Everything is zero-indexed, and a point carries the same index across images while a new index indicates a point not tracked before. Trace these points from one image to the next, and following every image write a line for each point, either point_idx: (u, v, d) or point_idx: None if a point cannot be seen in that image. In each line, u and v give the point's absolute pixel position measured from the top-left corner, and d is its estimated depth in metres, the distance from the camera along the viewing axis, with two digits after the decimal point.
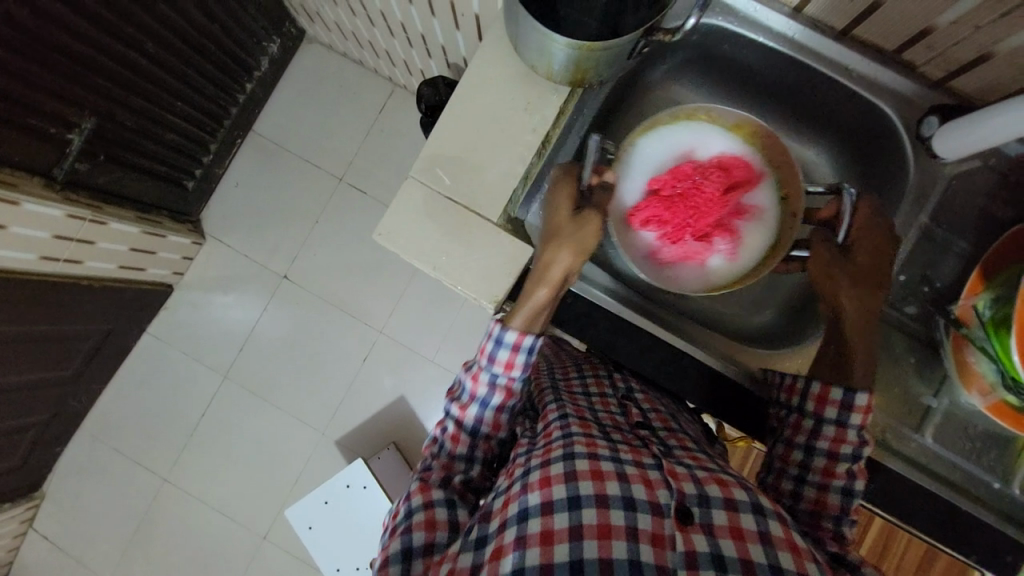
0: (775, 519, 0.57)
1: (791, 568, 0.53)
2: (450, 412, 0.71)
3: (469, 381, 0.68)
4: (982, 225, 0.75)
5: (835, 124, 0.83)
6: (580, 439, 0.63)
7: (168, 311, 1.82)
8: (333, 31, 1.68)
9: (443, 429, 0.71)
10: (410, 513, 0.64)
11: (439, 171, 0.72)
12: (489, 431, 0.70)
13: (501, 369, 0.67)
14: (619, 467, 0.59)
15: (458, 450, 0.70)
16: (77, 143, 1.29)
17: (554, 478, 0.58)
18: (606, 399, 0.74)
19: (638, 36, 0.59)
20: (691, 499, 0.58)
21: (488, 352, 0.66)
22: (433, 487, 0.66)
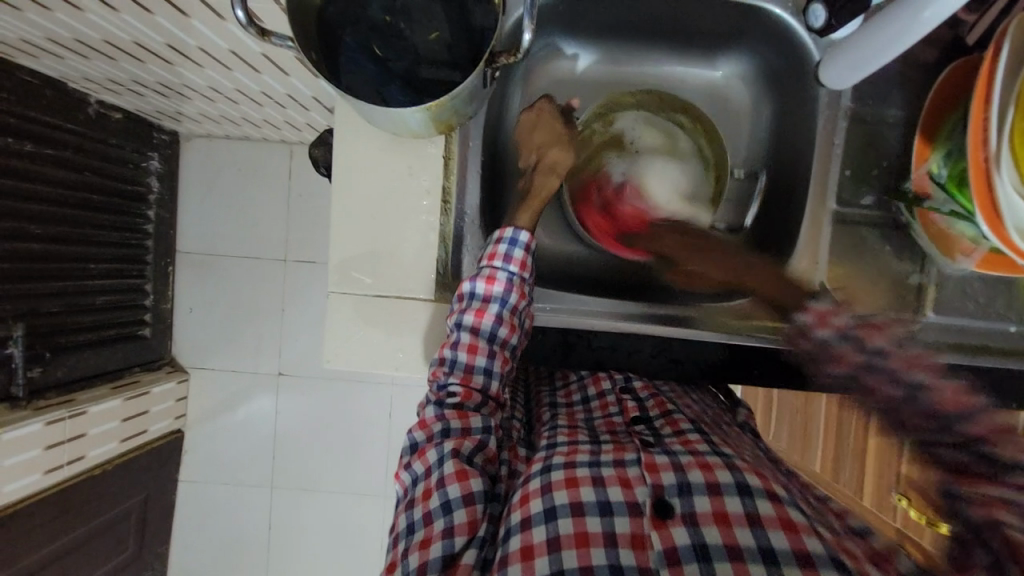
0: (763, 497, 0.55)
1: (786, 548, 0.51)
2: (462, 323, 0.63)
3: (481, 285, 0.63)
4: (907, 83, 0.70)
5: (721, 38, 0.77)
6: (562, 449, 0.62)
7: (191, 452, 1.71)
8: (205, 121, 1.49)
9: (453, 344, 0.64)
10: (448, 510, 0.58)
11: (355, 274, 0.67)
12: (506, 335, 0.64)
13: (516, 267, 0.64)
14: (594, 470, 0.59)
15: (477, 362, 0.63)
16: (19, 354, 1.25)
17: (532, 493, 0.58)
18: (605, 402, 0.73)
19: (479, 72, 0.55)
20: (669, 490, 0.57)
21: (501, 252, 0.64)
22: (469, 474, 0.60)
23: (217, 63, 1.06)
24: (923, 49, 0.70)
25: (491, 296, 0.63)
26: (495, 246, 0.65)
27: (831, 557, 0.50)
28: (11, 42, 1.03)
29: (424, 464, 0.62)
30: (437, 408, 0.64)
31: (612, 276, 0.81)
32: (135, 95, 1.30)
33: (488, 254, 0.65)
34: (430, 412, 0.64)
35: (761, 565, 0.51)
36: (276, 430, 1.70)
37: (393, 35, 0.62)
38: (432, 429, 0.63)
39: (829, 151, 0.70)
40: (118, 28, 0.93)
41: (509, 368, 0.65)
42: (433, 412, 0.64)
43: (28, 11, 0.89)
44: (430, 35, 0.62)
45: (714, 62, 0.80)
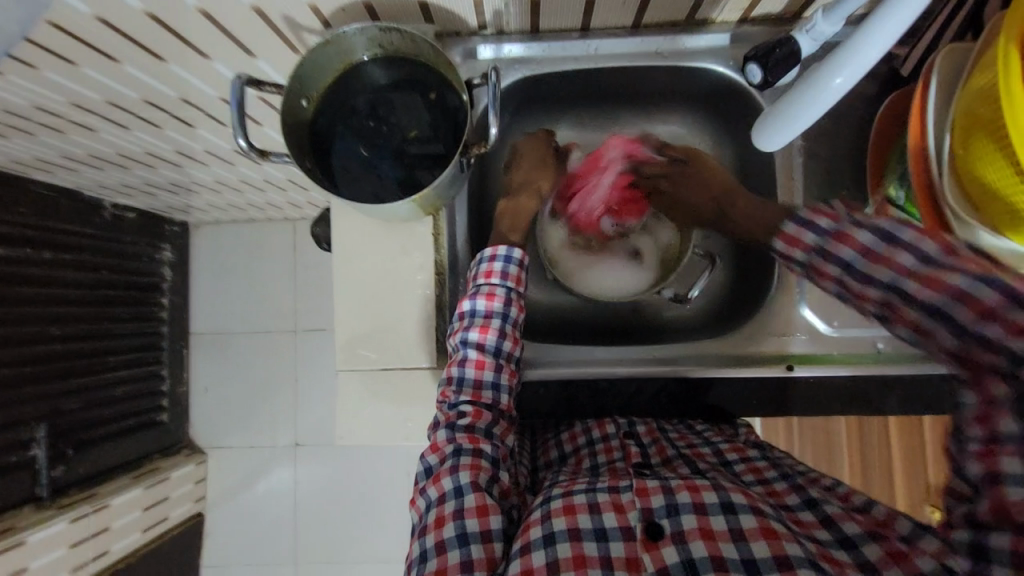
0: (746, 510, 0.56)
1: (767, 557, 0.53)
2: (467, 339, 0.66)
3: (482, 302, 0.67)
4: (851, 118, 0.76)
5: (675, 94, 0.84)
6: (559, 483, 0.64)
7: (214, 534, 1.69)
8: (212, 210, 1.59)
9: (461, 361, 0.67)
10: (465, 541, 0.57)
11: (361, 350, 0.72)
12: (510, 348, 0.68)
13: (513, 283, 0.68)
14: (590, 497, 0.59)
15: (485, 377, 0.66)
16: (42, 455, 1.28)
17: (532, 522, 0.58)
18: (609, 446, 0.73)
19: (455, 162, 0.61)
20: (659, 513, 0.58)
21: (498, 269, 0.68)
22: (488, 509, 0.59)
23: (221, 161, 1.16)
24: (859, 86, 0.76)
25: (492, 312, 0.67)
26: (490, 264, 0.69)
27: (809, 559, 0.52)
28: (33, 164, 1.13)
29: (438, 491, 0.61)
30: (449, 432, 0.64)
31: (600, 321, 0.88)
32: (147, 195, 1.40)
33: (485, 271, 0.69)
34: (441, 436, 0.64)
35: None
36: (296, 502, 1.69)
37: (377, 135, 0.68)
38: (444, 452, 0.63)
39: (790, 186, 0.76)
40: (130, 143, 1.03)
41: (516, 381, 0.68)
42: (444, 436, 0.64)
43: (49, 139, 0.99)
44: (412, 132, 0.68)
45: (673, 116, 0.87)
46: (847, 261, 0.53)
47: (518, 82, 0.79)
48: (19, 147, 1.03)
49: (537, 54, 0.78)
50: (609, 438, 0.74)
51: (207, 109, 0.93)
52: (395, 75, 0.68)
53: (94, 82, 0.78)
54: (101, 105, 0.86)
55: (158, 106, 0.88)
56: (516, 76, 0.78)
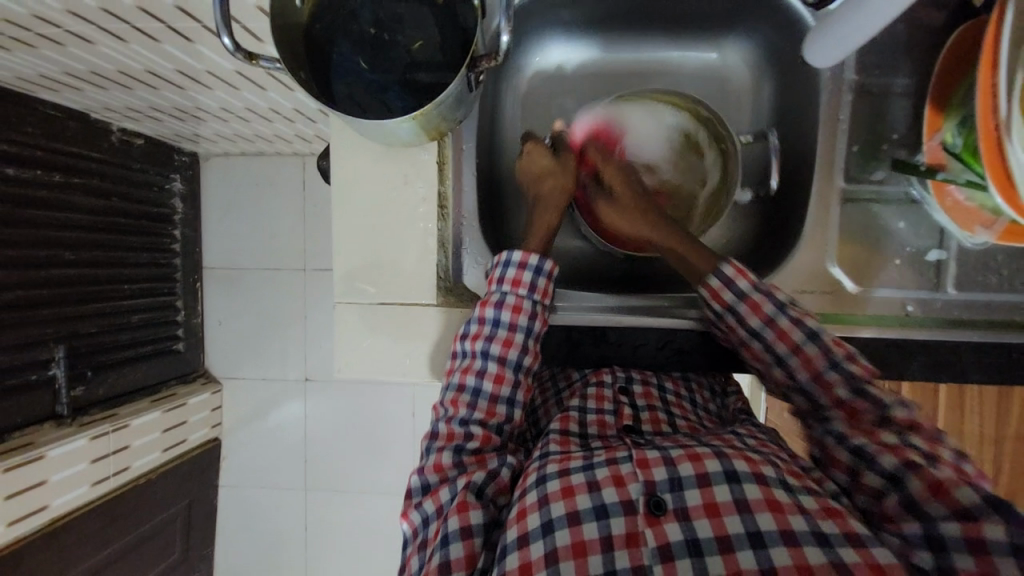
0: (750, 481, 0.55)
1: (773, 530, 0.52)
2: (489, 350, 0.64)
3: (507, 314, 0.64)
4: (916, 50, 0.66)
5: (716, 15, 0.75)
6: (555, 457, 0.62)
7: (229, 458, 1.78)
8: (220, 141, 1.54)
9: (479, 372, 0.64)
10: (446, 542, 0.57)
11: (360, 284, 0.69)
12: (530, 362, 0.66)
13: (538, 295, 0.66)
14: (588, 475, 0.58)
15: (502, 391, 0.65)
16: (61, 374, 1.32)
17: (529, 508, 0.57)
18: (601, 394, 0.72)
19: (461, 78, 0.55)
20: (662, 487, 0.56)
21: (527, 281, 0.65)
22: (470, 505, 0.60)
23: (224, 84, 1.10)
24: (930, 11, 0.66)
25: (517, 325, 0.65)
26: (519, 271, 0.65)
27: (813, 531, 0.51)
28: (32, 78, 1.09)
29: (436, 503, 0.62)
30: (455, 454, 0.64)
31: (613, 273, 0.85)
32: (152, 121, 1.36)
33: (511, 278, 0.66)
34: (445, 457, 0.64)
35: (749, 549, 0.52)
36: (306, 434, 1.76)
37: (381, 48, 0.62)
38: (446, 472, 0.63)
39: (834, 127, 0.67)
40: (128, 58, 0.97)
41: (539, 362, 0.67)
42: (449, 457, 0.64)
43: (42, 49, 0.94)
44: (416, 44, 0.62)
45: (709, 43, 0.78)
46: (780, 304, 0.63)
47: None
48: (14, 58, 0.98)
49: None
50: (603, 389, 0.72)
51: (204, 22, 0.86)
52: None
53: None
54: (92, 11, 0.80)
55: (151, 15, 0.82)
56: None
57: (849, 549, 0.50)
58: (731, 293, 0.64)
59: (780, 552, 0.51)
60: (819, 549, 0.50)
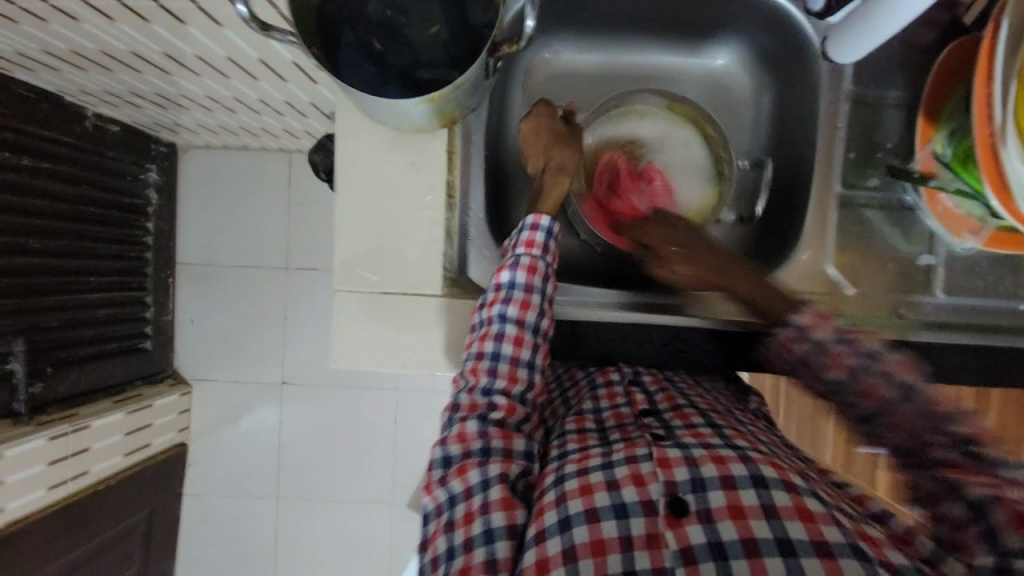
0: (779, 488, 0.54)
1: (805, 539, 0.51)
2: (506, 313, 0.63)
3: (523, 274, 0.63)
4: (908, 66, 0.70)
5: (719, 24, 0.77)
6: (574, 456, 0.61)
7: (196, 464, 1.69)
8: (203, 131, 1.49)
9: (497, 336, 0.62)
10: (491, 539, 0.56)
11: (361, 272, 0.67)
12: (546, 326, 0.65)
13: (550, 258, 0.66)
14: (608, 475, 0.57)
15: (522, 354, 0.63)
16: (20, 370, 1.24)
17: (547, 506, 0.57)
18: (612, 392, 0.70)
19: (480, 63, 0.54)
20: (684, 488, 0.55)
21: (540, 241, 0.65)
22: (514, 503, 0.58)
23: (215, 71, 1.06)
24: (920, 30, 0.69)
25: (533, 287, 0.63)
26: (532, 233, 0.65)
27: (851, 545, 0.50)
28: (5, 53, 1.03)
29: (465, 484, 0.59)
30: (479, 424, 0.61)
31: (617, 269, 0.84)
32: (133, 107, 1.30)
33: (525, 240, 0.65)
34: (470, 427, 0.61)
35: (778, 556, 0.50)
36: (280, 439, 1.69)
37: (395, 32, 0.61)
38: (470, 444, 0.60)
39: (832, 134, 0.70)
40: (115, 37, 0.93)
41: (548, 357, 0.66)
42: (474, 427, 0.61)
43: (21, 22, 0.89)
44: (432, 29, 0.61)
45: (712, 51, 0.80)
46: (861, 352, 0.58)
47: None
48: None
49: None
50: (614, 387, 0.70)
51: (202, 3, 0.83)
52: None
53: None
54: None
55: None
56: None
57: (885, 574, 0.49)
58: (802, 341, 0.60)
59: (813, 563, 0.49)
60: (855, 561, 0.49)
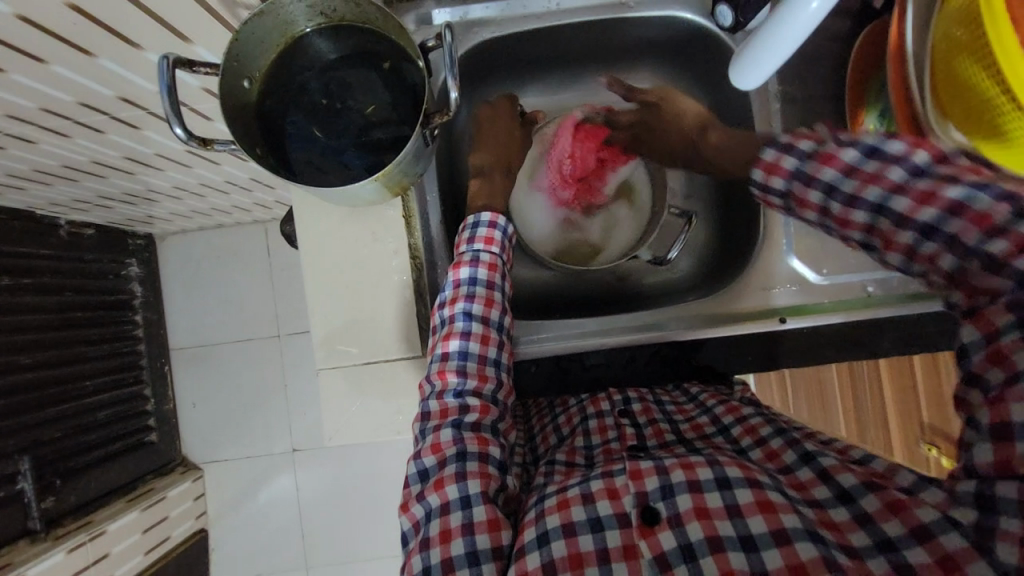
0: (743, 485, 0.55)
1: (765, 533, 0.52)
2: (470, 311, 0.63)
3: (484, 270, 0.65)
4: (830, 56, 0.72)
5: (643, 47, 0.80)
6: (556, 479, 0.62)
7: (219, 548, 1.67)
8: (177, 219, 1.51)
9: (462, 335, 0.63)
10: (476, 559, 0.54)
11: (341, 346, 0.68)
12: (508, 323, 0.67)
13: (505, 254, 0.68)
14: (583, 488, 0.58)
15: (489, 353, 0.64)
16: (29, 487, 1.22)
17: (526, 524, 0.57)
18: (604, 425, 0.70)
19: (416, 134, 0.56)
20: (654, 496, 0.56)
21: (497, 239, 0.67)
22: (500, 525, 0.57)
23: (177, 164, 1.09)
24: (835, 20, 0.72)
25: (493, 284, 0.65)
26: (490, 230, 0.67)
27: (808, 529, 0.51)
28: None
29: (442, 498, 0.57)
30: (453, 430, 0.61)
31: (587, 296, 0.87)
32: (102, 209, 1.32)
33: (483, 237, 0.67)
34: (444, 435, 0.60)
35: (742, 553, 0.51)
36: (300, 508, 1.67)
37: (333, 116, 0.63)
38: (445, 452, 0.60)
39: (770, 134, 0.72)
40: (71, 151, 0.95)
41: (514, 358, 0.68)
42: (448, 435, 0.60)
43: None
44: (369, 107, 0.63)
45: (644, 72, 0.83)
46: (831, 184, 0.48)
47: (478, 46, 0.74)
48: None
49: (496, 15, 0.72)
50: (604, 416, 0.71)
51: (150, 108, 0.86)
52: (340, 47, 0.63)
53: (20, 86, 0.71)
54: (33, 112, 0.79)
55: (95, 108, 0.81)
56: (474, 40, 0.73)
57: (844, 557, 0.49)
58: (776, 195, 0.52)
59: (773, 556, 0.50)
60: (813, 546, 0.50)
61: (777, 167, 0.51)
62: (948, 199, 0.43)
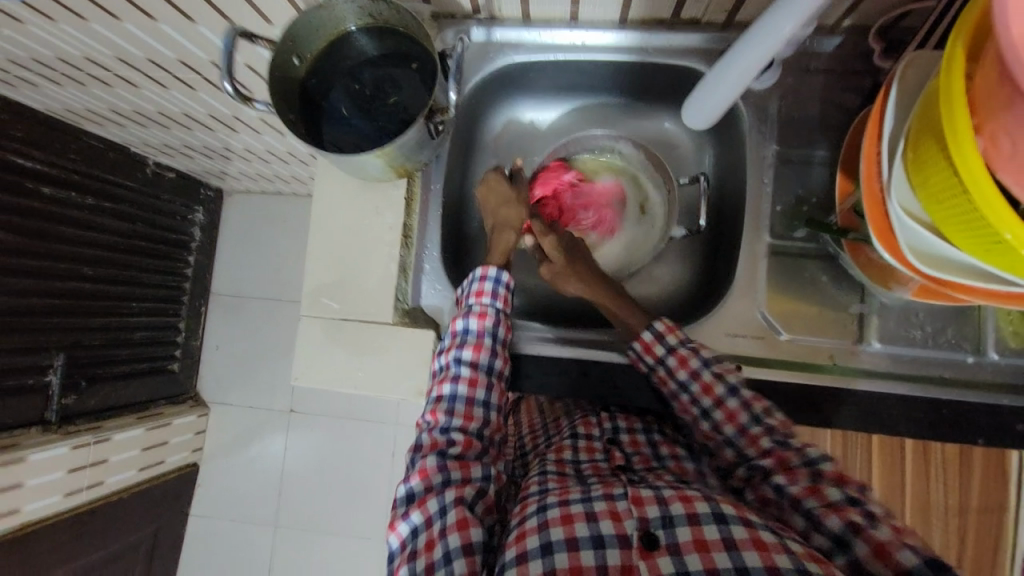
0: (737, 521, 0.56)
1: (759, 566, 0.53)
2: (461, 357, 0.71)
3: (474, 321, 0.72)
4: (832, 130, 0.76)
5: (660, 92, 0.86)
6: (554, 491, 0.65)
7: (204, 486, 1.78)
8: (244, 179, 1.69)
9: (453, 378, 0.70)
10: (449, 560, 0.59)
11: (325, 300, 0.76)
12: (501, 366, 0.73)
13: (502, 303, 0.73)
14: (587, 507, 0.61)
15: (477, 394, 0.70)
16: (56, 382, 1.37)
17: (528, 531, 0.60)
18: (592, 445, 0.76)
19: (419, 125, 0.64)
20: (655, 523, 0.58)
21: (488, 290, 0.73)
22: (469, 523, 0.62)
23: (249, 128, 1.24)
24: (842, 98, 0.76)
25: (484, 330, 0.71)
26: (482, 283, 0.73)
27: (798, 569, 0.52)
28: (82, 113, 1.23)
29: (424, 515, 0.64)
30: (438, 458, 0.67)
31: (573, 310, 0.90)
32: (184, 157, 1.51)
33: (475, 290, 0.73)
34: (430, 462, 0.67)
35: None
36: (284, 467, 1.76)
37: (364, 101, 0.74)
38: (431, 479, 0.66)
39: (760, 189, 0.76)
40: (167, 100, 1.12)
41: (504, 399, 0.73)
42: (433, 462, 0.67)
43: (93, 88, 1.08)
44: (392, 99, 0.73)
45: (660, 114, 0.89)
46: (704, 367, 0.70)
47: (509, 64, 0.83)
48: (70, 95, 1.13)
49: (530, 40, 0.81)
50: (593, 440, 0.77)
51: None
52: (382, 46, 0.73)
53: (134, 37, 0.87)
54: (141, 60, 0.95)
55: (189, 66, 0.96)
56: (506, 58, 0.82)
57: None
58: (660, 347, 0.72)
59: None
60: None
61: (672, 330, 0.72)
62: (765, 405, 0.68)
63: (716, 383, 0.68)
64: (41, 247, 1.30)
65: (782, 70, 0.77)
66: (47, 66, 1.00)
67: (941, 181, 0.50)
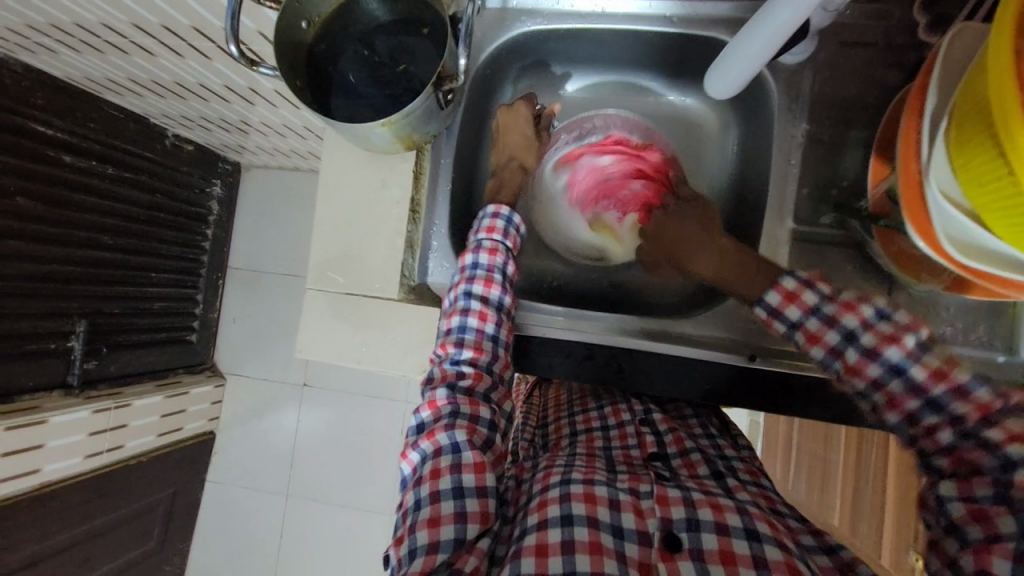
0: (772, 542, 0.55)
1: None
2: (472, 292, 0.69)
3: (485, 256, 0.70)
4: (868, 109, 0.72)
5: (685, 67, 0.82)
6: (578, 469, 0.64)
7: (220, 454, 1.83)
8: (261, 153, 1.68)
9: (463, 312, 0.68)
10: (460, 494, 0.57)
11: (331, 274, 0.75)
12: (510, 304, 0.71)
13: (508, 242, 0.73)
14: (611, 493, 0.60)
15: (486, 329, 0.67)
16: (78, 347, 1.40)
17: (549, 501, 0.59)
18: (624, 433, 0.76)
19: (426, 94, 0.62)
20: (678, 525, 0.57)
21: (498, 227, 0.73)
22: (486, 466, 0.59)
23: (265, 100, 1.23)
24: (881, 75, 0.71)
25: (494, 266, 0.70)
26: (492, 221, 0.73)
27: None
28: (100, 81, 1.23)
29: (434, 444, 0.61)
30: (448, 391, 0.64)
31: (585, 293, 0.88)
32: (201, 129, 1.50)
33: (485, 227, 0.73)
34: (440, 394, 0.64)
35: None
36: (296, 439, 1.79)
37: (374, 69, 0.71)
38: (441, 410, 0.63)
39: (786, 170, 0.72)
40: (182, 70, 1.11)
41: (513, 337, 0.71)
42: (444, 395, 0.64)
43: (110, 55, 1.08)
44: (400, 66, 0.71)
45: (683, 91, 0.85)
46: (847, 329, 0.59)
47: (525, 33, 0.80)
48: (87, 63, 1.13)
49: (546, 8, 0.78)
50: (624, 425, 0.77)
51: None
52: (393, 12, 0.71)
53: (147, 2, 0.85)
54: (155, 27, 0.94)
55: (203, 34, 0.95)
56: (522, 28, 0.79)
57: None
58: (780, 323, 0.63)
59: None
60: None
61: (797, 294, 0.62)
62: (956, 380, 0.54)
63: (869, 362, 0.57)
64: (63, 214, 1.31)
65: (819, 44, 0.72)
66: (62, 31, 1.00)
67: (985, 162, 0.46)
